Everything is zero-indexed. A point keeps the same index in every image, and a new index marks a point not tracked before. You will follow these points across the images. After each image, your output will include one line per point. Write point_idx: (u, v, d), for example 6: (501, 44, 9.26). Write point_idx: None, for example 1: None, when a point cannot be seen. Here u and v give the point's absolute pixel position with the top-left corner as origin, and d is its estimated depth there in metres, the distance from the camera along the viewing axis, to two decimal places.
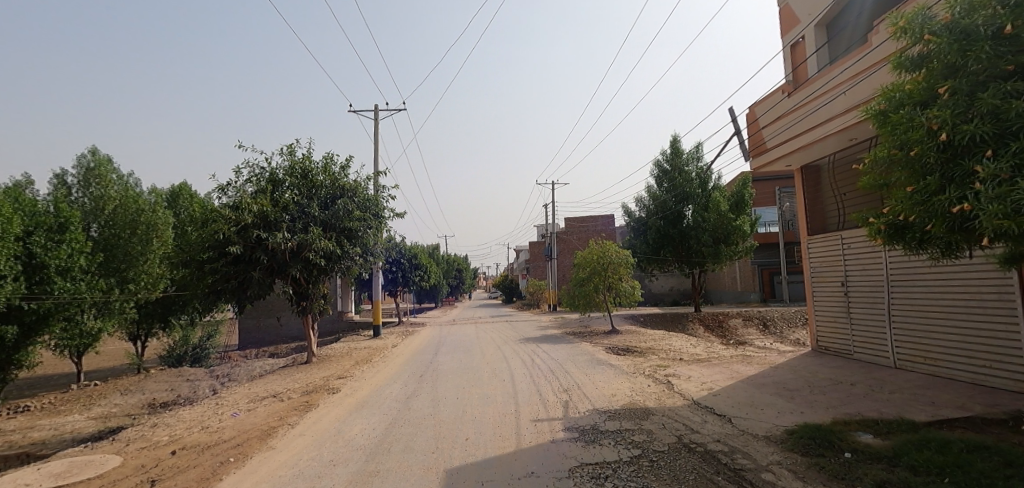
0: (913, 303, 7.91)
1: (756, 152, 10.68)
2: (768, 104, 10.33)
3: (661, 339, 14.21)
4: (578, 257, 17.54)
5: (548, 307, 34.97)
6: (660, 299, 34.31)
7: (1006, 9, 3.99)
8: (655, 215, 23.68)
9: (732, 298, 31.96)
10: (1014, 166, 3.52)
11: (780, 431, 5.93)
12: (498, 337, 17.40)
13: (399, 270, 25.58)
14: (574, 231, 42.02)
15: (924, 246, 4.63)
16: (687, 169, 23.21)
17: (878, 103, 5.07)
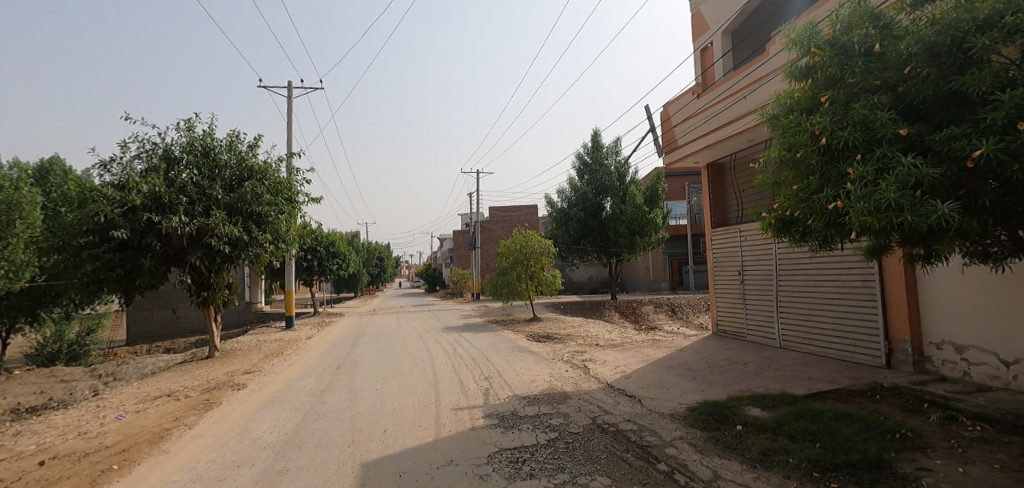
0: (797, 290, 8.84)
1: (668, 149, 11.33)
2: (679, 104, 10.98)
3: (579, 326, 14.72)
4: (501, 246, 17.67)
5: (472, 296, 34.95)
6: (579, 288, 35.75)
7: (874, 32, 4.66)
8: (576, 207, 24.46)
9: (645, 287, 33.92)
10: (877, 169, 4.04)
11: (683, 409, 6.41)
12: (420, 326, 17.15)
13: (314, 258, 24.28)
14: (498, 220, 42.33)
15: (806, 239, 5.20)
16: (606, 162, 24.22)
17: (772, 108, 5.59)
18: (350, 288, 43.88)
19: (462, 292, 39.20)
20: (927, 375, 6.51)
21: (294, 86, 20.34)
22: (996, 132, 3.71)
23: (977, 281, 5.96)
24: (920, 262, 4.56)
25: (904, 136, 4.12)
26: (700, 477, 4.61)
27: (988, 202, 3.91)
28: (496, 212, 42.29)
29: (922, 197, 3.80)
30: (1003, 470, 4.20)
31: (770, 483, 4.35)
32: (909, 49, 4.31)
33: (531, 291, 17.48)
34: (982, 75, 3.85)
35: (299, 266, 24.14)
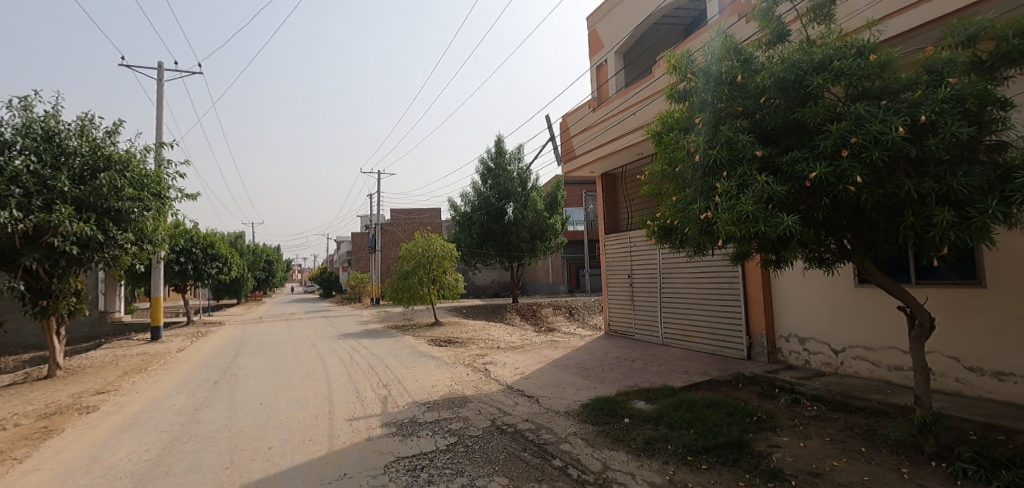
0: (676, 292, 9.72)
1: (567, 158, 11.86)
2: (577, 116, 11.57)
3: (481, 329, 14.82)
4: (403, 249, 17.27)
5: (371, 301, 33.63)
6: (482, 292, 36.01)
7: (738, 64, 5.31)
8: (479, 211, 24.62)
9: (545, 290, 35.10)
10: (738, 185, 4.63)
11: (577, 405, 6.74)
12: (313, 334, 16.10)
13: (188, 261, 21.72)
14: (400, 223, 41.14)
15: (684, 246, 5.76)
16: (510, 168, 24.72)
17: (656, 125, 6.12)
18: (232, 294, 39.90)
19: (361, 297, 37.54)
20: (779, 364, 7.51)
21: (165, 69, 18.09)
22: (826, 157, 4.42)
23: (815, 283, 7.02)
24: (773, 267, 5.27)
25: (759, 157, 4.76)
26: (591, 469, 4.87)
27: (821, 216, 4.64)
28: (398, 214, 41.13)
29: (773, 210, 4.41)
30: (832, 442, 4.99)
31: (651, 469, 4.74)
32: (764, 81, 4.99)
33: (433, 295, 17.27)
34: (817, 108, 4.58)
35: (170, 271, 21.47)
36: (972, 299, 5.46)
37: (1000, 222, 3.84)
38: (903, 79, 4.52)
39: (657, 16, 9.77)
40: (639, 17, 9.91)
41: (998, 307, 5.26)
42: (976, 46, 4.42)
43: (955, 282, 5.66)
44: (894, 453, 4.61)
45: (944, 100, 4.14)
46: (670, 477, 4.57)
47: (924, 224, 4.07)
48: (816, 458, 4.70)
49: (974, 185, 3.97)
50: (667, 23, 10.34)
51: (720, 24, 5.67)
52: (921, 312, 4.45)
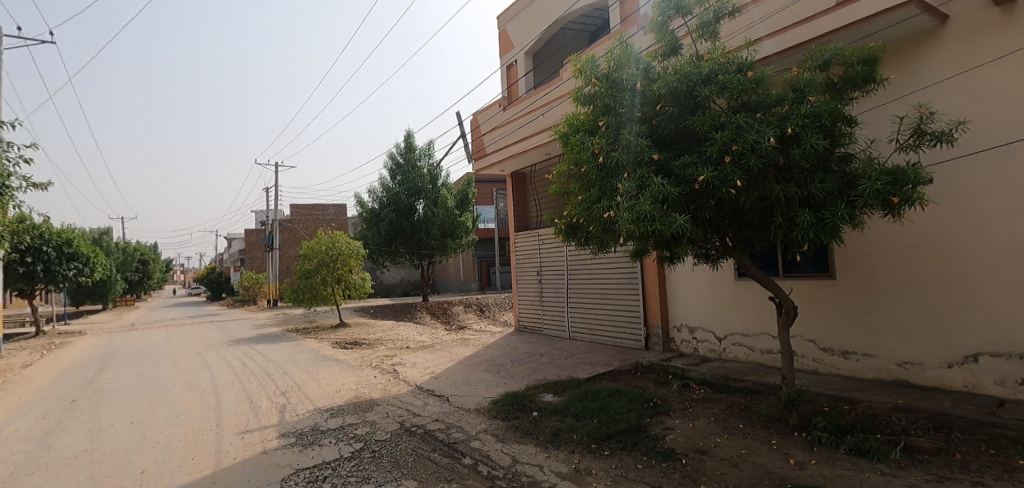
0: (582, 288, 10.14)
1: (478, 156, 11.87)
2: (487, 114, 11.64)
3: (389, 330, 14.39)
4: (304, 248, 16.24)
5: (268, 303, 31.19)
6: (391, 291, 34.94)
7: (637, 73, 5.63)
8: (388, 208, 23.79)
9: (455, 288, 34.85)
10: (638, 186, 4.93)
11: (487, 402, 6.78)
12: (198, 341, 14.56)
13: (37, 261, 18.58)
14: (301, 220, 38.60)
15: (589, 244, 6.02)
16: (419, 164, 24.30)
17: (563, 126, 6.32)
18: (96, 299, 34.75)
19: (257, 298, 34.66)
20: (672, 352, 8.14)
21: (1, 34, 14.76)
22: (712, 162, 4.85)
23: (703, 278, 7.68)
24: (666, 263, 5.67)
25: (655, 160, 5.10)
26: (500, 464, 4.92)
27: (708, 216, 5.09)
28: (299, 210, 38.58)
29: (667, 210, 4.76)
30: (716, 421, 5.50)
31: (558, 460, 4.90)
32: (659, 90, 5.34)
33: (336, 296, 16.39)
34: (704, 117, 5.01)
35: (12, 273, 18.18)
36: (827, 289, 6.29)
37: (846, 223, 4.46)
38: (773, 94, 5.07)
39: (564, 21, 10.13)
40: (547, 21, 10.22)
41: (846, 295, 6.11)
42: (830, 69, 5.07)
43: (813, 275, 6.49)
44: (766, 427, 5.19)
45: (805, 116, 4.72)
46: (576, 465, 4.76)
47: (790, 224, 4.61)
48: (703, 436, 5.16)
49: (828, 191, 4.57)
50: (572, 29, 10.78)
51: (621, 34, 5.99)
52: (787, 301, 5.05)
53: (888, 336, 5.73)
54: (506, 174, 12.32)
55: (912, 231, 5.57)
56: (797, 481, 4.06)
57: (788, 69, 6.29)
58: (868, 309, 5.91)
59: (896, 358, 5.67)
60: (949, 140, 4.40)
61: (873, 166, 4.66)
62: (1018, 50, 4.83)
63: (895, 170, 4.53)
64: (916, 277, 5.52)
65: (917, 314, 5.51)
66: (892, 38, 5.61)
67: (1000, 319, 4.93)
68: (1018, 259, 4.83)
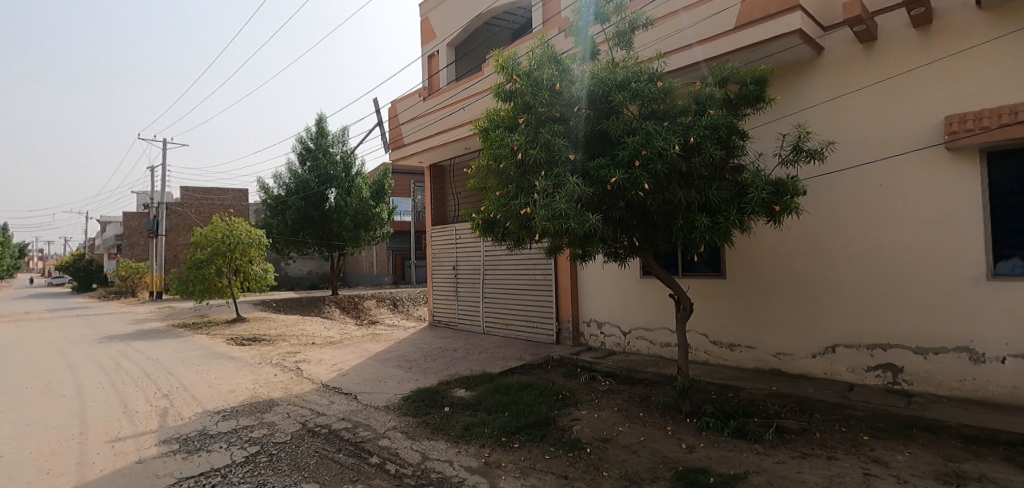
0: (497, 283, 10.23)
1: (395, 146, 11.48)
2: (407, 103, 11.30)
3: (292, 325, 13.54)
4: (197, 235, 14.79)
5: (151, 295, 27.90)
6: (298, 284, 32.86)
7: (556, 73, 5.74)
8: (295, 195, 22.22)
9: (368, 282, 33.59)
10: (554, 184, 5.06)
11: (398, 399, 6.61)
12: (57, 339, 12.65)
13: None
14: (194, 204, 34.97)
15: (505, 239, 6.07)
16: (332, 150, 22.92)
17: (483, 120, 6.30)
18: None
19: (136, 290, 30.83)
20: (581, 346, 8.48)
21: None
22: (624, 166, 5.08)
23: (612, 275, 8.06)
24: (578, 260, 5.87)
25: (571, 161, 5.26)
26: (409, 462, 4.81)
27: (618, 216, 5.34)
28: (191, 193, 34.91)
29: (581, 209, 4.92)
30: (619, 410, 5.82)
31: (468, 454, 4.90)
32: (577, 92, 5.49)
33: (235, 288, 15.16)
34: (617, 122, 5.23)
35: None
36: (719, 288, 6.87)
37: (737, 228, 4.91)
38: (679, 105, 5.42)
39: (487, 16, 10.11)
40: (470, 14, 10.12)
41: (734, 293, 6.73)
42: (727, 85, 5.52)
43: (708, 274, 7.07)
44: (663, 414, 5.58)
45: (705, 127, 5.09)
46: (486, 459, 4.78)
47: (689, 227, 4.98)
48: (607, 425, 5.42)
49: (722, 198, 5.00)
50: (496, 24, 10.82)
51: (543, 34, 6.07)
52: (685, 298, 5.44)
53: (767, 330, 6.40)
54: (425, 165, 12.05)
55: (789, 237, 6.25)
56: (688, 464, 4.39)
57: (691, 83, 6.76)
58: (752, 305, 6.55)
59: (773, 350, 6.35)
60: (820, 157, 4.99)
61: (760, 177, 5.16)
62: (876, 82, 5.60)
63: (778, 182, 5.06)
64: (792, 278, 6.20)
65: (792, 311, 6.19)
66: (780, 63, 6.23)
67: (856, 315, 5.69)
68: (871, 263, 5.60)
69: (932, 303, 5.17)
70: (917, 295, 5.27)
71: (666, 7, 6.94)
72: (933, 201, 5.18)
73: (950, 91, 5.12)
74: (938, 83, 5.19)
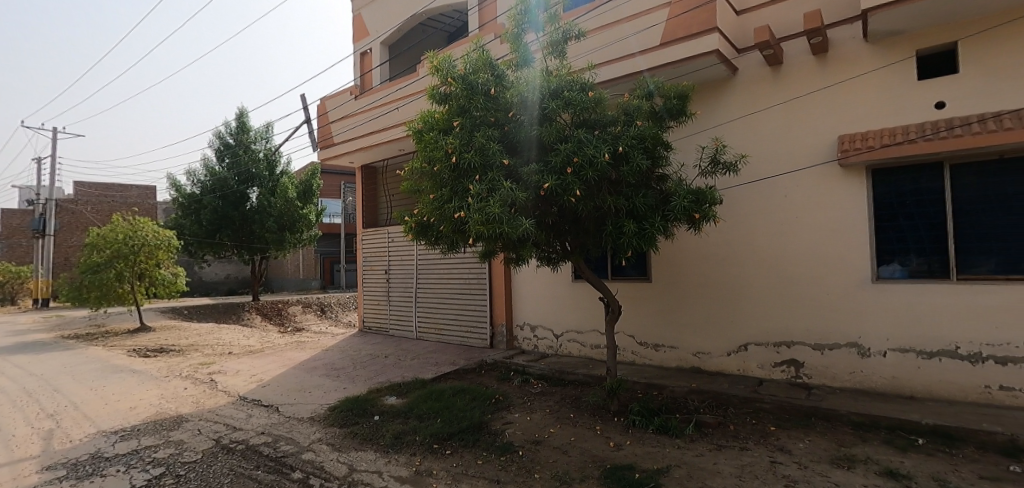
0: (430, 287, 10.08)
1: (323, 145, 10.99)
2: (337, 101, 10.88)
3: (206, 333, 12.54)
4: (93, 236, 13.35)
5: (34, 304, 24.65)
6: (214, 289, 30.44)
7: (492, 79, 5.78)
8: (212, 194, 20.61)
9: (294, 287, 31.89)
10: (488, 188, 5.07)
11: (323, 409, 6.31)
12: None
13: None
14: (90, 201, 31.43)
15: (438, 243, 5.99)
16: (254, 147, 21.55)
17: (417, 122, 6.19)
18: None
19: (15, 297, 27.11)
20: (515, 350, 8.54)
21: None
22: (556, 172, 5.19)
23: (545, 279, 8.20)
24: (512, 264, 5.90)
25: (505, 166, 5.30)
26: (335, 475, 4.60)
27: (551, 221, 5.44)
28: (87, 188, 31.35)
29: (514, 213, 4.97)
30: (551, 412, 5.92)
31: (398, 464, 4.77)
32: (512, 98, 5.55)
33: (138, 294, 13.96)
34: (551, 129, 5.34)
35: None
36: (645, 291, 7.18)
37: (661, 233, 5.17)
38: (609, 115, 5.62)
39: (423, 17, 9.99)
40: (405, 13, 9.96)
41: (659, 296, 7.07)
42: (653, 98, 5.80)
43: (636, 278, 7.37)
44: (592, 414, 5.74)
45: (633, 137, 5.31)
46: (417, 467, 4.67)
47: (618, 232, 5.17)
48: (539, 427, 5.49)
49: (648, 205, 5.23)
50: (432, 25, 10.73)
51: (479, 39, 6.08)
52: (614, 301, 5.64)
53: (688, 331, 6.78)
54: (355, 166, 11.64)
55: (709, 242, 6.65)
56: (615, 461, 4.54)
57: (620, 95, 7.06)
58: (675, 307, 6.91)
59: (693, 349, 6.73)
60: (734, 169, 5.38)
61: (682, 187, 5.47)
62: (783, 102, 6.12)
63: (698, 191, 5.39)
64: (711, 281, 6.61)
65: (711, 312, 6.60)
66: (701, 80, 6.64)
67: (765, 315, 6.17)
68: (779, 268, 6.09)
69: (829, 304, 5.72)
70: (816, 296, 5.81)
71: (597, 20, 7.18)
72: (829, 211, 5.74)
73: (843, 113, 5.72)
74: (834, 105, 5.77)
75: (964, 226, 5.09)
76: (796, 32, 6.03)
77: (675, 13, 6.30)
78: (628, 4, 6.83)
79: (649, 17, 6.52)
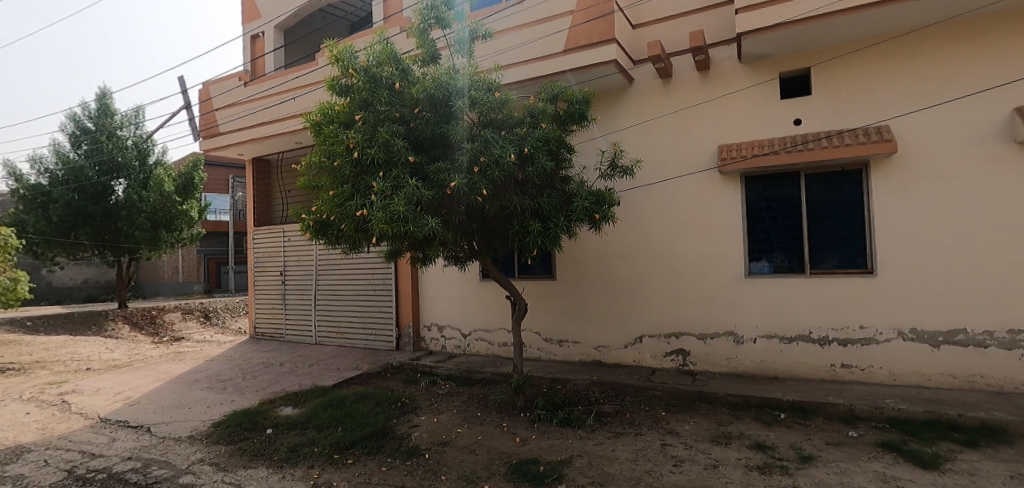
0: (331, 289, 9.57)
1: (206, 134, 9.95)
2: (222, 86, 9.93)
3: (54, 348, 10.76)
4: None
5: None
6: (68, 296, 26.16)
7: (396, 73, 5.61)
8: (64, 185, 16.02)
9: (172, 291, 28.54)
10: (392, 186, 4.91)
11: (206, 426, 5.72)
12: None
13: None
14: None
15: (339, 242, 5.70)
16: (121, 131, 17.18)
17: (314, 114, 5.82)
18: None
19: None
20: (422, 351, 8.40)
21: None
22: (463, 171, 5.16)
23: (453, 279, 8.14)
24: (419, 264, 5.78)
25: (411, 163, 5.17)
26: None
27: (458, 221, 5.41)
28: None
29: (420, 212, 4.86)
30: (458, 412, 5.90)
31: (294, 479, 4.45)
32: (417, 94, 5.43)
33: None
34: (457, 128, 5.30)
35: None
36: (550, 289, 7.41)
37: (564, 233, 5.37)
38: (514, 117, 5.70)
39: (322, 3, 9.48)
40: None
41: (563, 293, 7.33)
42: (557, 102, 6.00)
43: (541, 276, 7.58)
44: (499, 411, 5.80)
45: (538, 140, 5.43)
46: (314, 480, 4.40)
47: (523, 231, 5.28)
48: (446, 428, 5.44)
49: (552, 205, 5.40)
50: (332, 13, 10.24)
51: (383, 31, 5.87)
52: (520, 300, 5.74)
53: (590, 326, 7.11)
54: (245, 158, 10.71)
55: (608, 242, 7.03)
56: (521, 456, 4.63)
57: (526, 97, 7.23)
58: (578, 304, 7.22)
59: (595, 343, 7.07)
60: (630, 173, 5.73)
61: (583, 188, 5.73)
62: (673, 112, 6.63)
63: (598, 193, 5.66)
64: (611, 278, 6.99)
65: (610, 307, 6.98)
66: (602, 88, 6.99)
67: (658, 309, 6.65)
68: (670, 265, 6.60)
69: (711, 297, 6.32)
70: (701, 291, 6.38)
71: (504, 21, 7.26)
72: (711, 213, 6.34)
73: (722, 125, 6.35)
74: (715, 117, 6.38)
75: (816, 227, 5.90)
76: (683, 49, 6.59)
77: (577, 21, 6.56)
78: (534, 9, 6.98)
79: (554, 24, 6.73)
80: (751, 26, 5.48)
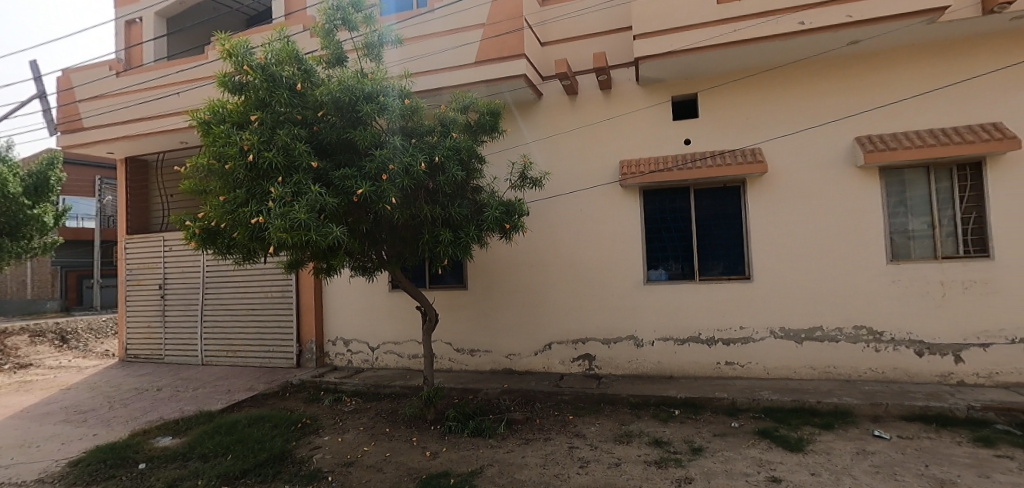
0: (221, 304, 8.75)
1: (65, 128, 8.66)
2: (88, 75, 8.73)
3: None
4: None
5: None
6: None
7: (298, 73, 5.31)
8: None
9: (16, 310, 24.17)
10: (293, 192, 4.62)
11: (59, 466, 4.91)
12: None
13: None
14: None
15: (230, 252, 5.23)
16: None
17: (201, 112, 5.31)
18: None
19: None
20: (326, 367, 7.95)
21: None
22: (371, 178, 4.99)
23: (360, 290, 7.81)
24: (322, 275, 5.48)
25: (314, 168, 4.91)
26: None
27: (366, 230, 5.22)
28: None
29: (324, 220, 4.62)
30: (365, 429, 5.64)
31: None
32: (321, 96, 5.18)
33: None
34: (365, 133, 5.13)
35: None
36: (462, 298, 7.38)
37: (475, 242, 5.40)
38: (425, 125, 5.64)
39: None
40: None
41: (475, 302, 7.33)
42: (468, 113, 6.04)
43: (453, 286, 7.53)
44: (409, 426, 5.64)
45: (448, 149, 5.42)
46: None
47: (434, 241, 5.22)
48: (351, 447, 5.17)
49: (463, 215, 5.41)
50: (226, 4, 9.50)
51: (282, 28, 5.53)
52: (431, 310, 5.65)
53: (502, 334, 7.19)
54: (116, 157, 9.48)
55: (519, 251, 7.17)
56: (430, 470, 4.52)
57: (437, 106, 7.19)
58: (490, 313, 7.26)
59: (507, 351, 7.16)
60: (540, 184, 5.91)
61: (494, 198, 5.81)
62: (579, 127, 6.97)
63: (509, 203, 5.77)
64: (522, 287, 7.12)
65: (521, 315, 7.11)
66: (512, 101, 7.16)
67: (567, 316, 6.89)
68: (577, 273, 6.88)
69: (614, 303, 6.68)
70: (605, 298, 6.72)
71: (414, 28, 7.18)
72: (614, 224, 6.73)
73: (623, 141, 6.79)
74: (617, 134, 6.81)
75: (704, 238, 6.49)
76: (588, 69, 6.96)
77: (488, 34, 6.66)
78: (445, 19, 6.97)
79: (465, 35, 6.77)
80: (648, 52, 5.93)
